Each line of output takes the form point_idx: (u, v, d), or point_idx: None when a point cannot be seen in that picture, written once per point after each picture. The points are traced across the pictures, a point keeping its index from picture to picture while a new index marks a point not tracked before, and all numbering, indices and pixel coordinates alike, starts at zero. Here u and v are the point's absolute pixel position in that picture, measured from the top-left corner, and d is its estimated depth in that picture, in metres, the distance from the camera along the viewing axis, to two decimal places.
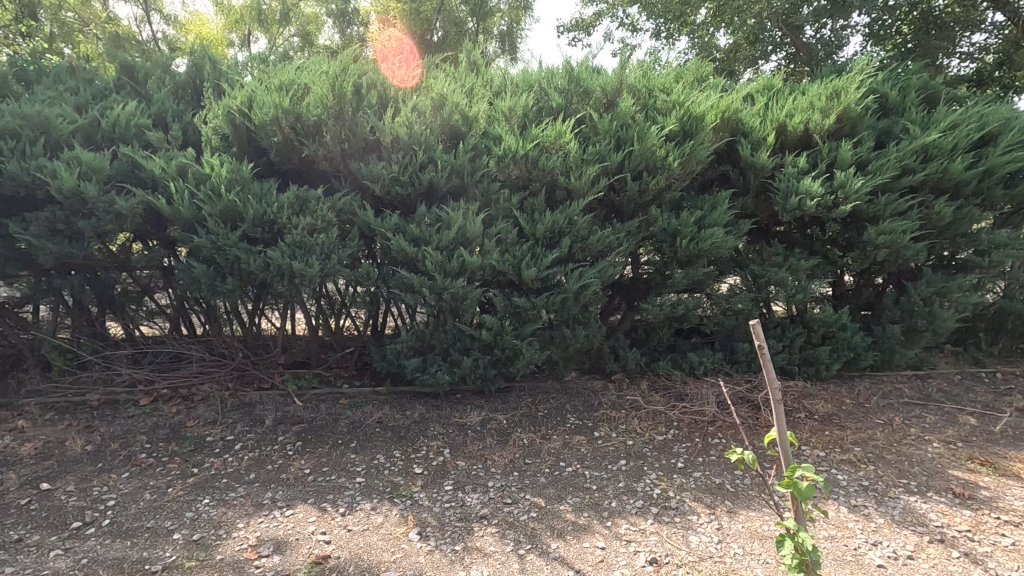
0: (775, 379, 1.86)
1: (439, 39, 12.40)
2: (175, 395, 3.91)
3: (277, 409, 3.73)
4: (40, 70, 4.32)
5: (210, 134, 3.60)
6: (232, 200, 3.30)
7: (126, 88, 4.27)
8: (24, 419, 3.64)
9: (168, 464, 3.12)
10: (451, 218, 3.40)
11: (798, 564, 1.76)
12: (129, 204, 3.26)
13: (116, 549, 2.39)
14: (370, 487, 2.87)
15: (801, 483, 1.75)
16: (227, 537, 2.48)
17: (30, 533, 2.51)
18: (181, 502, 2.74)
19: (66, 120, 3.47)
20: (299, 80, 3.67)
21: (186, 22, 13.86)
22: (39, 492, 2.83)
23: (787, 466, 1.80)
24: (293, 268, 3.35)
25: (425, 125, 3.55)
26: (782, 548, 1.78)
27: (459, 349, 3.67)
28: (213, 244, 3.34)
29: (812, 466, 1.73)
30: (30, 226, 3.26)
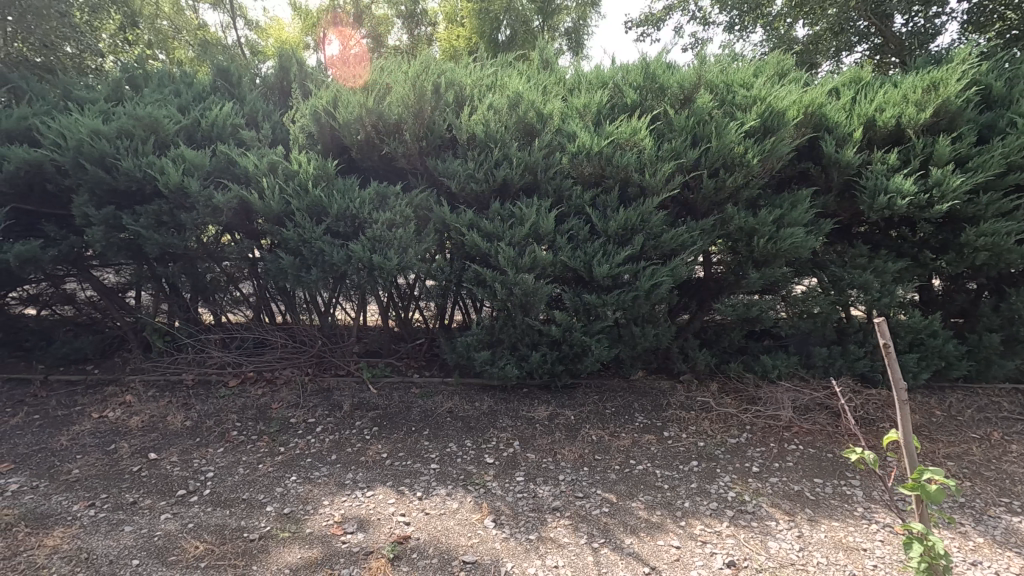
0: (901, 380, 1.78)
1: (506, 39, 12.32)
2: (260, 378, 4.18)
3: (353, 396, 3.91)
4: (146, 74, 4.69)
5: (297, 133, 3.81)
6: (318, 195, 3.49)
7: (221, 90, 4.58)
8: (131, 393, 3.97)
9: (258, 441, 3.33)
10: (524, 215, 3.46)
11: (927, 568, 1.68)
12: (226, 199, 3.51)
13: (218, 517, 2.59)
14: (444, 474, 2.97)
15: (930, 486, 1.66)
16: (315, 512, 2.63)
17: (143, 497, 2.75)
18: (271, 478, 2.94)
19: (172, 121, 3.77)
20: (381, 81, 3.84)
21: (267, 27, 14.60)
22: (148, 461, 3.11)
23: (913, 469, 1.71)
24: (373, 261, 3.49)
25: (501, 123, 3.62)
26: (910, 551, 1.71)
27: (527, 344, 3.73)
28: (300, 236, 3.54)
29: (943, 470, 1.64)
30: (140, 218, 3.56)
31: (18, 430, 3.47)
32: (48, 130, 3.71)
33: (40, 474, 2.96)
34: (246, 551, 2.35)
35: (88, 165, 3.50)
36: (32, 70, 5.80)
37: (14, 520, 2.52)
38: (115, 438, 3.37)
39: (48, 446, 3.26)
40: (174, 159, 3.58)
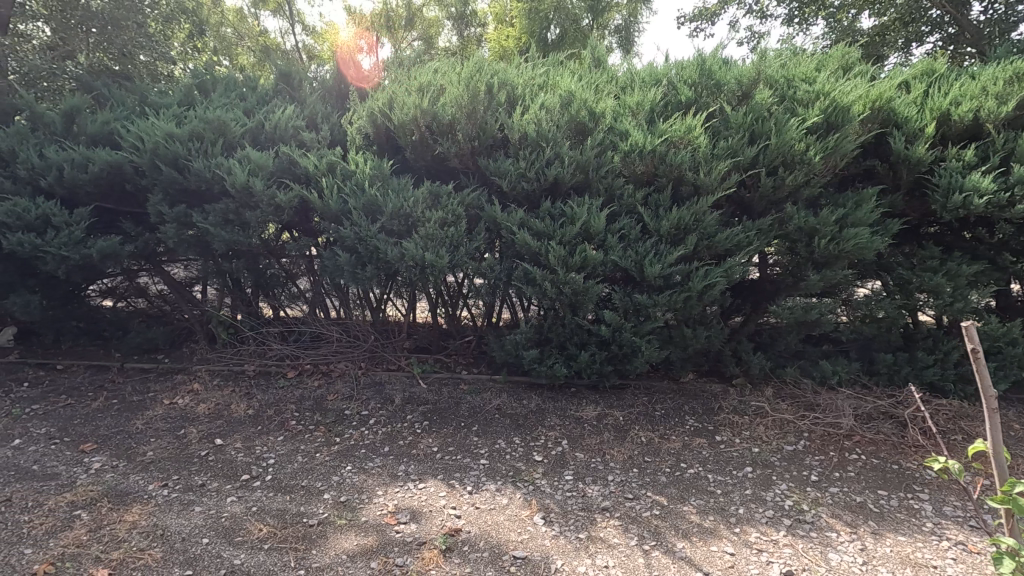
0: (992, 388, 1.69)
1: (555, 38, 12.30)
2: (316, 370, 4.33)
3: (404, 390, 4.00)
4: (214, 79, 4.94)
5: (355, 134, 3.94)
6: (374, 194, 3.59)
7: (283, 93, 4.78)
8: (198, 381, 4.19)
9: (315, 431, 3.46)
10: (575, 214, 3.46)
11: None
12: (288, 198, 3.66)
13: (279, 502, 2.71)
14: (494, 469, 3.00)
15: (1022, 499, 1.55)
16: (369, 502, 2.72)
17: (210, 479, 2.91)
18: (328, 466, 3.05)
19: (239, 124, 3.96)
20: (436, 83, 3.92)
21: (322, 32, 15.09)
22: (215, 446, 3.28)
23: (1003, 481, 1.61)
24: (425, 258, 3.57)
25: (553, 122, 3.62)
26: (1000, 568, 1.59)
27: (576, 343, 3.72)
28: (356, 234, 3.65)
29: None
30: (209, 216, 3.75)
31: (98, 412, 3.72)
32: (128, 133, 3.97)
33: (119, 455, 3.17)
34: (307, 535, 2.45)
35: (163, 166, 3.72)
36: (111, 77, 6.19)
37: (97, 497, 2.71)
38: (184, 423, 3.57)
39: (125, 429, 3.49)
40: (241, 160, 3.76)
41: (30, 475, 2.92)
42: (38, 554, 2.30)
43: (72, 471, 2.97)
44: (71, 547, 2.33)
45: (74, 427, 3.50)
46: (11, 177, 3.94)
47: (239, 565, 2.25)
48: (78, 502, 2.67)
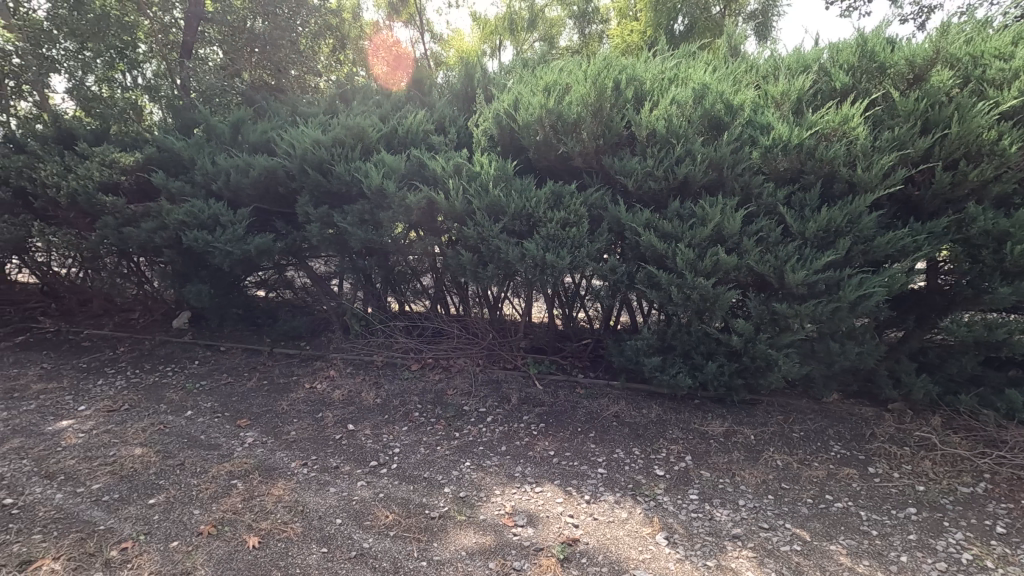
0: None
1: (683, 28, 11.65)
2: (437, 364, 4.48)
3: (520, 389, 4.01)
4: (354, 89, 5.31)
5: (480, 136, 4.02)
6: (497, 194, 3.62)
7: (415, 99, 5.02)
8: (333, 368, 4.51)
9: (436, 424, 3.58)
10: (707, 215, 3.23)
11: None
12: (417, 199, 3.82)
13: (403, 491, 2.82)
14: (612, 480, 2.89)
15: None
16: (487, 500, 2.74)
17: (343, 462, 3.12)
18: (448, 461, 3.13)
19: (375, 130, 4.22)
20: (561, 81, 3.86)
21: (449, 38, 15.68)
22: (347, 431, 3.52)
23: None
24: (546, 259, 3.54)
25: (685, 117, 3.42)
26: None
27: (702, 353, 3.48)
28: (479, 234, 3.70)
29: None
30: (347, 216, 4.03)
31: (252, 391, 4.15)
32: (282, 141, 4.39)
33: (268, 432, 3.51)
34: (428, 527, 2.52)
35: (310, 170, 4.06)
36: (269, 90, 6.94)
37: (250, 469, 3.02)
38: (322, 407, 3.87)
39: (273, 408, 3.86)
40: (377, 163, 4.00)
41: (199, 443, 3.33)
42: (203, 516, 2.60)
43: (231, 443, 3.34)
44: (229, 512, 2.61)
45: (233, 403, 3.94)
46: (190, 182, 4.53)
47: (367, 549, 2.37)
48: (235, 472, 2.99)
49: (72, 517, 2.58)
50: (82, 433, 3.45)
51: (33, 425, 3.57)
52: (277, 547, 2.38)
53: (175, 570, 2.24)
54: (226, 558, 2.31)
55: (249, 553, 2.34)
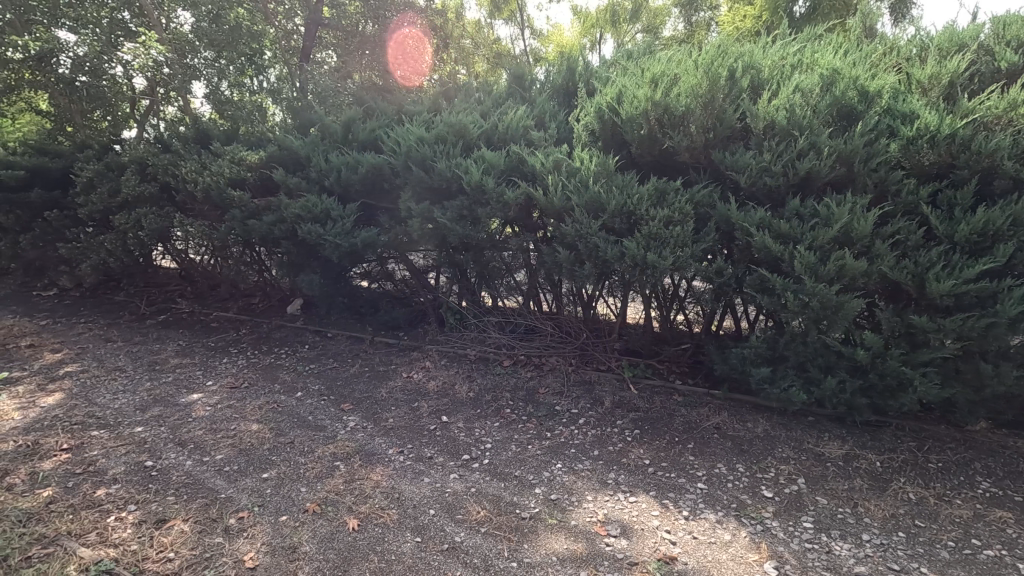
0: None
1: (804, 11, 10.69)
2: (529, 361, 4.46)
3: (614, 393, 3.88)
4: (456, 86, 5.42)
5: (581, 131, 3.92)
6: (597, 191, 3.52)
7: (515, 95, 5.03)
8: (428, 359, 4.63)
9: (528, 423, 3.56)
10: (833, 214, 2.92)
11: None
12: (515, 195, 3.81)
13: (495, 487, 2.83)
14: (713, 497, 2.71)
15: None
16: (579, 505, 2.67)
17: (437, 453, 3.19)
18: (540, 461, 3.09)
19: (477, 127, 4.28)
20: (669, 71, 3.66)
21: (549, 34, 15.59)
22: (441, 423, 3.59)
23: None
24: (647, 259, 3.37)
25: (810, 107, 3.12)
26: None
27: (819, 366, 3.15)
28: (577, 231, 3.61)
29: None
30: (447, 211, 4.10)
31: (355, 377, 4.37)
32: (389, 139, 4.57)
33: (368, 417, 3.67)
34: (519, 527, 2.50)
35: (414, 167, 4.18)
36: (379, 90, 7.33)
37: (352, 452, 3.16)
38: (417, 397, 3.98)
39: (373, 395, 4.03)
40: (477, 160, 4.04)
41: (307, 424, 3.55)
42: (309, 494, 2.75)
43: (335, 426, 3.53)
44: (332, 493, 2.75)
45: (337, 387, 4.17)
46: (305, 177, 4.84)
47: (459, 543, 2.39)
48: (338, 454, 3.15)
49: (199, 484, 2.83)
50: (209, 407, 3.80)
51: (170, 396, 3.99)
52: (375, 531, 2.47)
53: (283, 544, 2.38)
54: (329, 537, 2.43)
55: (349, 535, 2.44)
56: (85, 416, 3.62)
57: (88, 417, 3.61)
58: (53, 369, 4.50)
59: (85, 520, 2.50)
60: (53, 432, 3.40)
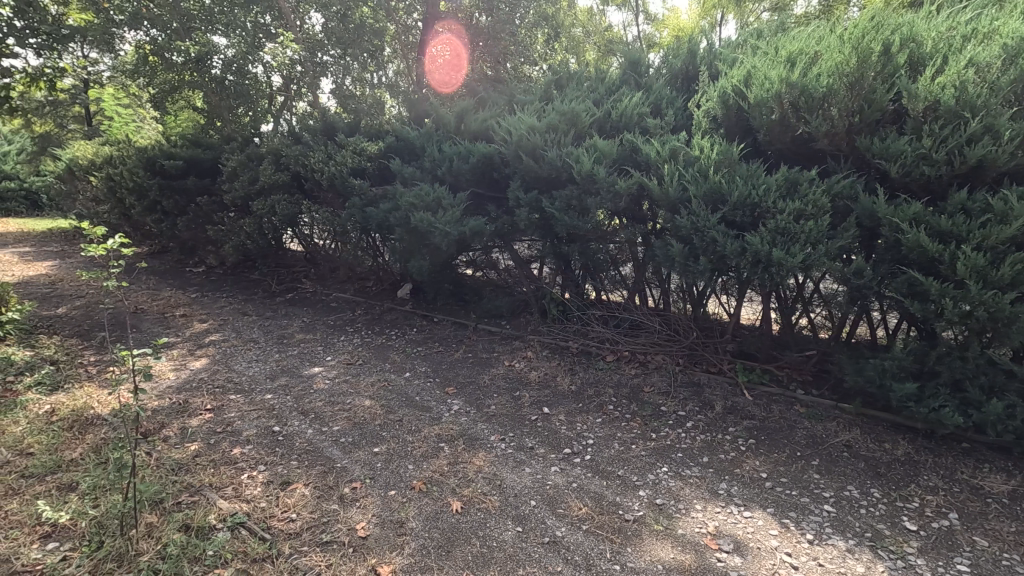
0: None
1: None
2: (634, 358, 4.27)
3: (726, 397, 3.63)
4: (569, 75, 5.33)
5: (702, 117, 3.69)
6: (718, 182, 3.28)
7: (630, 81, 4.84)
8: (530, 349, 4.62)
9: (632, 421, 3.44)
10: (1011, 210, 2.49)
11: None
12: (627, 185, 3.66)
13: (597, 485, 2.75)
14: (842, 522, 2.44)
15: None
16: (687, 514, 2.52)
17: (539, 444, 3.17)
18: (644, 462, 2.97)
19: (589, 114, 4.18)
20: (808, 49, 3.32)
21: (665, 18, 14.91)
22: (543, 414, 3.57)
23: None
24: (772, 256, 3.08)
25: (986, 84, 2.68)
26: None
27: (981, 386, 2.72)
28: (693, 224, 3.40)
29: None
30: (556, 201, 4.03)
31: (459, 362, 4.48)
32: (500, 128, 4.60)
33: (471, 403, 3.74)
34: (622, 529, 2.41)
35: (524, 156, 4.16)
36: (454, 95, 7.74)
37: (455, 436, 3.23)
38: (519, 386, 3.99)
39: (476, 380, 4.11)
40: (589, 148, 3.94)
41: (414, 404, 3.69)
42: (416, 472, 2.85)
43: (440, 408, 3.63)
44: (437, 473, 2.83)
45: (443, 371, 4.30)
46: (420, 167, 5.02)
47: (560, 538, 2.35)
48: (442, 436, 3.23)
49: (318, 452, 3.04)
50: (328, 380, 4.08)
51: (295, 368, 4.34)
52: (477, 515, 2.50)
53: (392, 517, 2.48)
54: (434, 516, 2.50)
55: (453, 516, 2.49)
56: (225, 381, 4.03)
57: (228, 382, 4.03)
58: (200, 337, 5.07)
59: (224, 475, 2.78)
60: (199, 393, 3.82)
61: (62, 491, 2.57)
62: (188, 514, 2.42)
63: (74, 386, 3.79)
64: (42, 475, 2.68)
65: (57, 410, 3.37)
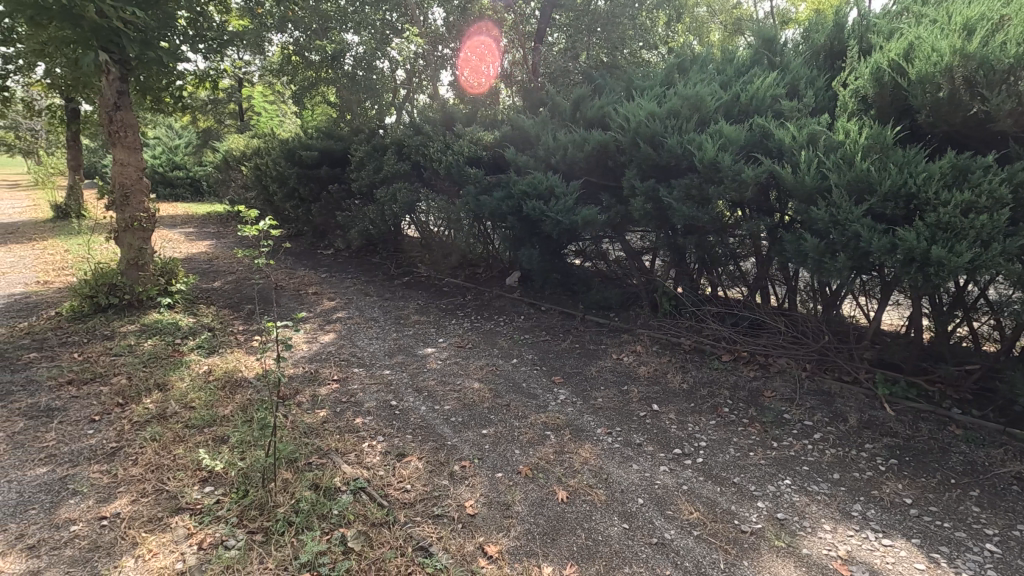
0: None
1: None
2: (753, 360, 3.99)
3: (862, 410, 3.27)
4: (693, 57, 5.06)
5: (848, 97, 3.32)
6: (865, 169, 2.94)
7: (763, 60, 4.48)
8: (639, 343, 4.48)
9: (750, 427, 3.21)
10: None
11: None
12: (755, 173, 3.38)
13: (710, 490, 2.61)
14: (1009, 565, 2.10)
15: None
16: (813, 533, 2.31)
17: (647, 441, 3.07)
18: (764, 471, 2.76)
19: (715, 98, 3.94)
20: (992, 14, 2.86)
21: None
22: (651, 410, 3.45)
23: None
24: (930, 254, 2.70)
25: None
26: None
27: None
28: (832, 217, 3.07)
29: None
30: (673, 190, 3.83)
31: (566, 352, 4.47)
32: (617, 115, 4.48)
33: (577, 393, 3.71)
34: (738, 540, 2.26)
35: (641, 143, 4.01)
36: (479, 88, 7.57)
37: (562, 425, 3.23)
38: (628, 380, 3.89)
39: (583, 371, 4.07)
40: (713, 134, 3.71)
41: (521, 390, 3.74)
42: (523, 457, 2.89)
43: (547, 396, 3.65)
44: (544, 460, 2.85)
45: (549, 360, 4.31)
46: (534, 155, 5.04)
47: (669, 541, 2.26)
48: (549, 424, 3.24)
49: (430, 428, 3.18)
50: (440, 360, 4.27)
51: (410, 347, 4.58)
52: (583, 507, 2.48)
53: (500, 499, 2.54)
54: (539, 502, 2.51)
55: (558, 505, 2.49)
56: (350, 355, 4.36)
57: (352, 356, 4.35)
58: (329, 313, 5.52)
59: (347, 442, 3.00)
60: (328, 364, 4.18)
61: (216, 442, 2.92)
62: (318, 475, 2.64)
63: (227, 351, 4.31)
64: (202, 426, 3.08)
65: (213, 371, 3.85)
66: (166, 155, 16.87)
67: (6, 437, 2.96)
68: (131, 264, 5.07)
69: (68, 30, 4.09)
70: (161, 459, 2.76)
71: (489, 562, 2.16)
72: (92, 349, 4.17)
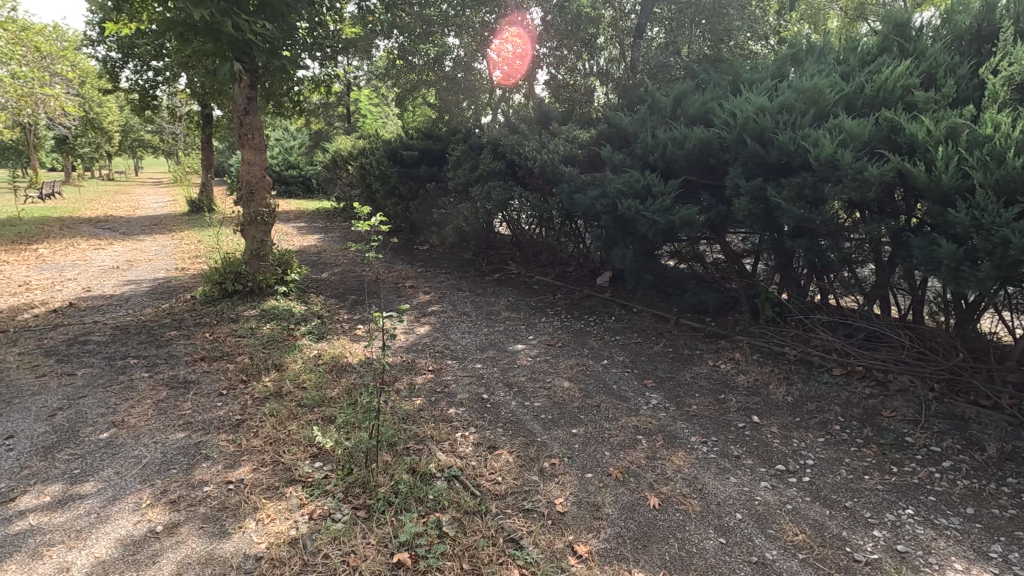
0: None
1: None
2: (869, 376, 3.65)
3: (1004, 441, 2.89)
4: (809, 47, 4.68)
5: (1000, 85, 2.94)
6: (1018, 168, 2.59)
7: (892, 46, 4.08)
8: (738, 351, 4.25)
9: (865, 448, 2.94)
10: None
11: None
12: (881, 171, 3.09)
13: (818, 512, 2.42)
14: None
15: None
16: (940, 571, 2.08)
17: (746, 454, 2.91)
18: (881, 498, 2.52)
19: (835, 90, 3.64)
20: None
21: None
22: (751, 422, 3.27)
23: None
24: None
25: None
26: None
27: None
28: (974, 221, 2.74)
29: None
30: (782, 189, 3.58)
31: (658, 355, 4.34)
32: (722, 110, 4.27)
33: (670, 398, 3.60)
34: (851, 570, 2.09)
35: (749, 139, 3.79)
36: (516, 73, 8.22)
37: (654, 430, 3.15)
38: (725, 388, 3.71)
39: (677, 377, 3.94)
40: (832, 130, 3.43)
41: (612, 391, 3.69)
42: (614, 459, 2.85)
43: (639, 400, 3.57)
44: (635, 464, 2.80)
45: (641, 363, 4.21)
46: (631, 153, 4.93)
47: (770, 561, 2.14)
48: (640, 428, 3.18)
49: (520, 424, 3.23)
50: (530, 357, 4.31)
51: (501, 343, 4.66)
52: (676, 516, 2.40)
53: (589, 499, 2.52)
54: (630, 506, 2.47)
55: (650, 511, 2.44)
56: (444, 347, 4.53)
57: (446, 348, 4.51)
58: (424, 306, 5.76)
59: (441, 431, 3.11)
60: (424, 354, 4.36)
61: (325, 422, 3.15)
62: (415, 459, 2.77)
63: (334, 337, 4.63)
64: (312, 406, 3.33)
65: (322, 355, 4.15)
66: (283, 155, 18.37)
67: (153, 403, 3.37)
68: (254, 254, 5.58)
69: (209, 43, 4.56)
70: (278, 433, 3.01)
71: (579, 561, 2.15)
72: (220, 330, 4.65)
